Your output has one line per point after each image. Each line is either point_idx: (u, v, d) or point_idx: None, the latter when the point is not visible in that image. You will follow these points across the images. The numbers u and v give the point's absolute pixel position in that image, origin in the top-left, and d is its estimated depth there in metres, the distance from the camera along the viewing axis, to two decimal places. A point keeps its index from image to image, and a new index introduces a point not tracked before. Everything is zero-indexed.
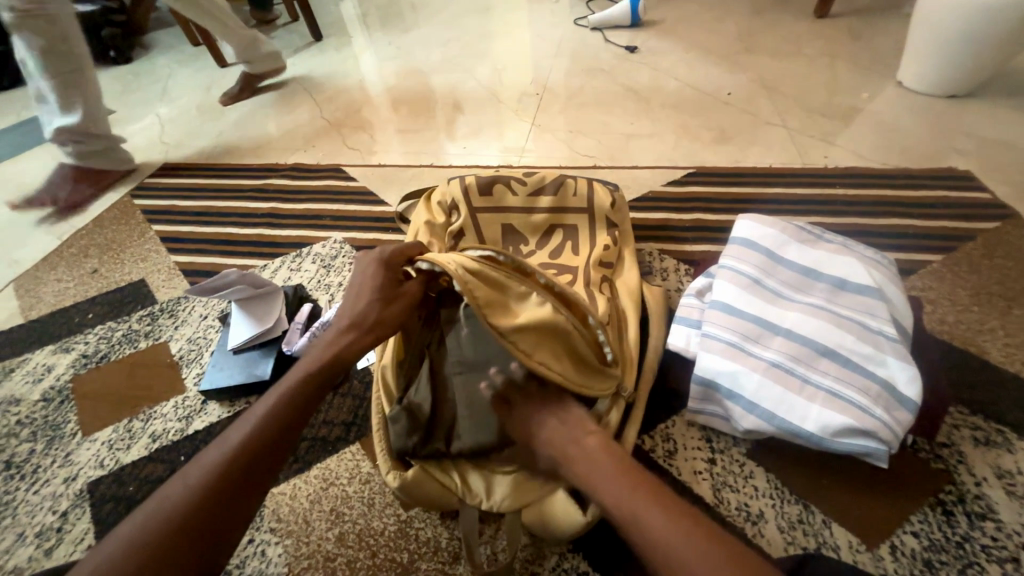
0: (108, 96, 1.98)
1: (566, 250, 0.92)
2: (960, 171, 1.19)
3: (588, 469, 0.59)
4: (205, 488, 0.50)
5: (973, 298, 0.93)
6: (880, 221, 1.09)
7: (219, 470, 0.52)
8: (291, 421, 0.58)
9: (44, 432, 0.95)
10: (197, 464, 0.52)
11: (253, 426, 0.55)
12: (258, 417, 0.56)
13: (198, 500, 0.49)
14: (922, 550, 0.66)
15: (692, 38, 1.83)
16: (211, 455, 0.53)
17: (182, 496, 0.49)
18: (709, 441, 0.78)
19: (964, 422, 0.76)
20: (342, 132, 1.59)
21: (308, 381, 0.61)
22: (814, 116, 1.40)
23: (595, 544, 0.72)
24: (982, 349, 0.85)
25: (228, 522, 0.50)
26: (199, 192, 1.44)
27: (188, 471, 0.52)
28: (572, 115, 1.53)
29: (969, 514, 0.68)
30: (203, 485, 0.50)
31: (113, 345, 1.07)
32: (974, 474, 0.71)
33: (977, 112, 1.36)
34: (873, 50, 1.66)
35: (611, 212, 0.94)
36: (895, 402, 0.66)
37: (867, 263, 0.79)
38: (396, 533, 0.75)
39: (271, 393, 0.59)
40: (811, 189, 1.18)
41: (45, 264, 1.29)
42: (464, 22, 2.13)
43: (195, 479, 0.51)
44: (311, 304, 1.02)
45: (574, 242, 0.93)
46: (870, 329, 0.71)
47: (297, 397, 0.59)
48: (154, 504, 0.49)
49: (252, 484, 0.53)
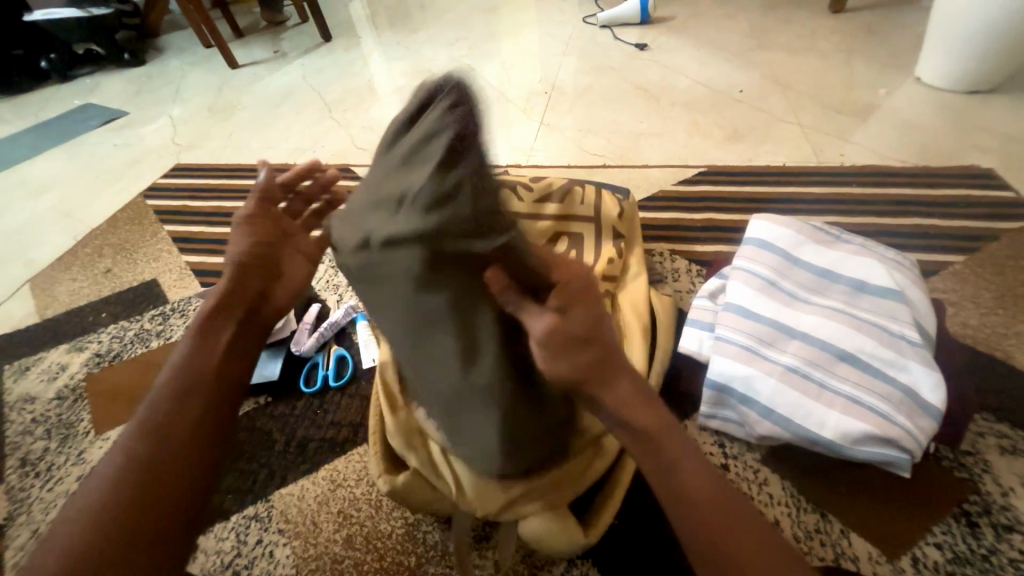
0: (122, 97, 2.01)
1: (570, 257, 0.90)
2: (981, 169, 1.15)
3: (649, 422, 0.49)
4: (135, 474, 0.48)
5: (998, 300, 0.89)
6: (898, 221, 1.06)
7: (142, 455, 0.50)
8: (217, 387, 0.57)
9: (57, 430, 0.96)
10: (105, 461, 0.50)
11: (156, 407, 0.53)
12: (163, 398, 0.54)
13: (126, 485, 0.47)
14: (945, 562, 0.64)
15: (703, 34, 1.80)
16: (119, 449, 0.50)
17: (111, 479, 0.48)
18: (722, 447, 0.76)
19: (989, 430, 0.74)
20: (351, 132, 1.59)
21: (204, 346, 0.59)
22: (829, 114, 1.37)
23: (604, 551, 0.71)
24: (1007, 353, 0.82)
25: (177, 490, 0.49)
26: (210, 192, 1.45)
27: (101, 466, 0.49)
28: (581, 113, 1.51)
29: (995, 526, 0.66)
30: (126, 471, 0.48)
31: (125, 344, 1.08)
32: (1001, 484, 0.69)
33: (999, 108, 1.32)
34: (890, 45, 1.62)
35: (617, 223, 0.92)
36: (918, 410, 0.64)
37: (888, 264, 0.76)
38: (404, 536, 0.74)
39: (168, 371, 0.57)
40: (826, 188, 1.16)
41: (60, 264, 1.31)
42: (472, 21, 2.13)
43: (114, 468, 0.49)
44: (319, 305, 1.03)
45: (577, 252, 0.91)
46: (891, 333, 0.69)
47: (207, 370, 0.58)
48: (73, 512, 0.46)
49: (187, 456, 0.51)
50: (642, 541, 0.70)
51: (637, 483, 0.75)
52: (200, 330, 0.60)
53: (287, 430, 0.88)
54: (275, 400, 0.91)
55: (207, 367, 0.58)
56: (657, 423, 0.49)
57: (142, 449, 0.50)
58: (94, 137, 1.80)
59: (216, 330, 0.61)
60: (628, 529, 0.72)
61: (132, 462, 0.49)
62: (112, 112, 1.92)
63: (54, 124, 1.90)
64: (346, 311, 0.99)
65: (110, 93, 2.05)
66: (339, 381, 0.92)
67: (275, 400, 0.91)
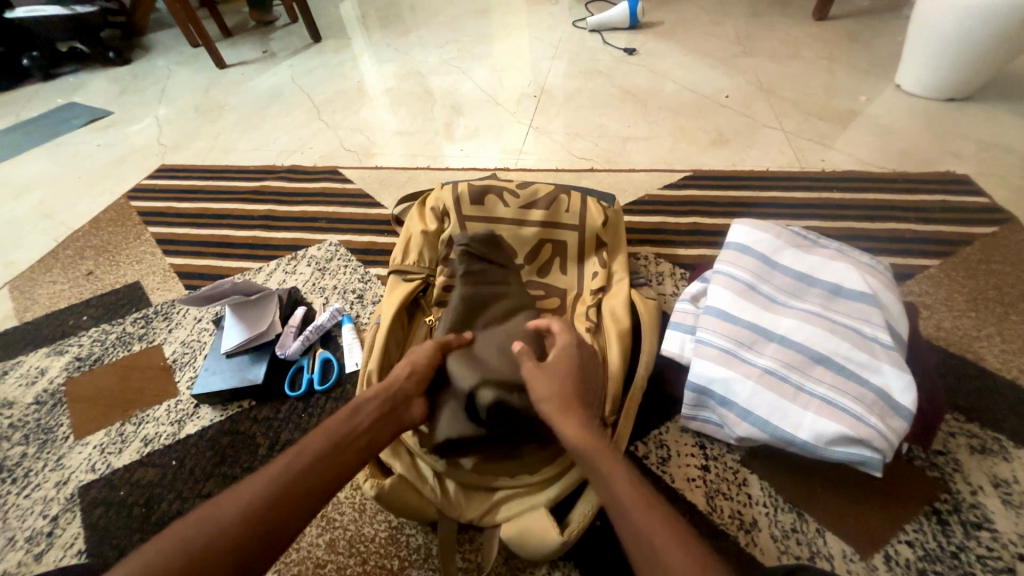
0: (107, 96, 1.98)
1: (555, 266, 0.92)
2: (957, 175, 1.18)
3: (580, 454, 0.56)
4: (251, 515, 0.50)
5: (971, 303, 0.92)
6: (876, 226, 1.08)
7: (259, 503, 0.51)
8: (341, 465, 0.57)
9: (36, 435, 0.95)
10: (228, 496, 0.51)
11: (293, 463, 0.55)
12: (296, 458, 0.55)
13: (239, 527, 0.49)
14: (917, 559, 0.66)
15: (691, 40, 1.82)
16: (261, 478, 0.53)
17: (229, 516, 0.49)
18: (702, 448, 0.78)
19: (960, 430, 0.76)
20: (340, 134, 1.59)
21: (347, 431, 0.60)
22: (811, 119, 1.40)
23: (586, 552, 0.71)
24: (979, 355, 0.84)
25: (265, 550, 0.49)
26: (195, 193, 1.44)
27: (238, 489, 0.52)
28: (569, 117, 1.53)
29: (965, 524, 0.68)
30: (238, 520, 0.49)
31: (107, 348, 1.07)
32: (970, 482, 0.71)
33: (974, 116, 1.35)
34: (872, 53, 1.65)
35: (602, 230, 0.92)
36: (890, 411, 0.65)
37: (862, 268, 0.78)
38: (387, 540, 0.74)
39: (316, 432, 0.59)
40: (808, 192, 1.18)
41: (40, 266, 1.28)
42: (463, 24, 2.13)
43: (241, 505, 0.50)
44: (304, 308, 1.03)
45: (562, 261, 0.92)
46: (865, 336, 0.71)
47: (357, 437, 0.60)
48: (187, 530, 0.48)
49: (288, 525, 0.51)
50: None
51: None
52: (357, 406, 0.63)
53: (271, 434, 0.89)
54: (259, 403, 0.93)
55: (334, 449, 0.58)
56: (587, 438, 0.57)
57: (274, 485, 0.52)
58: (77, 137, 1.77)
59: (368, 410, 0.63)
60: (610, 530, 0.72)
61: (255, 505, 0.51)
62: (96, 112, 1.89)
63: (36, 124, 1.86)
64: (331, 314, 1.00)
65: (95, 92, 2.02)
66: (324, 385, 0.93)
67: (260, 403, 0.93)
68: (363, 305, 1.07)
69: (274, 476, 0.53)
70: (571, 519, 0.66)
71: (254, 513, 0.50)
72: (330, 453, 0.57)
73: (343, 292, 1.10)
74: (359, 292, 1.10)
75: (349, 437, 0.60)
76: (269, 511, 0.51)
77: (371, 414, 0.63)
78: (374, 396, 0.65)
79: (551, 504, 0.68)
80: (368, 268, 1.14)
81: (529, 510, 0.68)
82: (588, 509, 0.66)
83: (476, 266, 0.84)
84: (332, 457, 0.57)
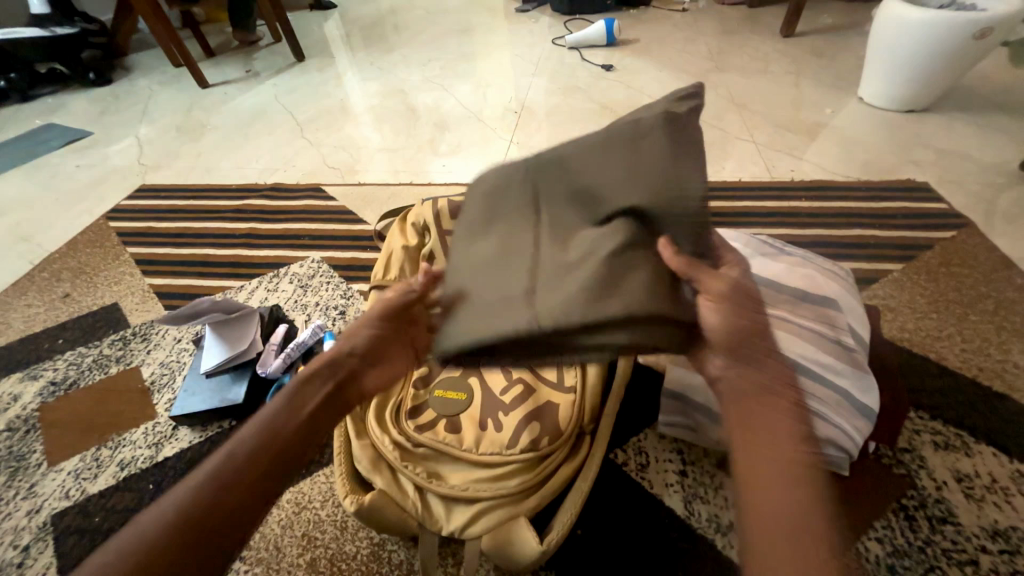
0: (87, 117, 1.97)
1: None
2: (917, 183, 1.24)
3: (756, 404, 0.48)
4: (177, 527, 0.45)
5: (932, 305, 0.96)
6: (843, 233, 1.13)
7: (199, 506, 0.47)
8: (282, 458, 0.52)
9: (7, 463, 0.93)
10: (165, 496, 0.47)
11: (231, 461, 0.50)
12: (230, 455, 0.50)
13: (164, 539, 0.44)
14: (886, 555, 0.67)
15: (665, 56, 1.89)
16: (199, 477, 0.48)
17: (156, 529, 0.45)
18: (680, 453, 0.80)
19: (924, 427, 0.79)
20: (323, 151, 1.61)
21: (287, 422, 0.55)
22: (781, 132, 1.45)
23: (566, 563, 0.72)
24: (940, 355, 0.88)
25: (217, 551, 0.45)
26: (176, 213, 1.44)
27: (163, 498, 0.47)
28: (549, 131, 1.57)
29: (931, 519, 0.70)
30: (179, 524, 0.45)
31: (82, 371, 1.05)
32: (935, 478, 0.73)
33: (932, 126, 1.42)
34: (836, 67, 1.73)
35: None
36: (855, 412, 0.68)
37: (825, 275, 0.81)
38: (369, 557, 0.74)
39: (252, 423, 0.54)
40: (778, 202, 1.22)
41: (15, 289, 1.26)
42: (446, 42, 2.18)
43: (165, 514, 0.46)
44: (286, 325, 1.03)
45: None
46: (829, 339, 0.74)
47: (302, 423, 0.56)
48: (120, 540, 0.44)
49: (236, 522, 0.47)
50: (605, 549, 0.72)
51: (599, 491, 0.78)
52: (302, 389, 0.58)
53: None
54: (239, 423, 0.93)
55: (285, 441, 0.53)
56: (772, 389, 0.49)
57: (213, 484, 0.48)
58: (55, 158, 1.76)
59: (312, 393, 0.58)
60: (591, 539, 0.73)
61: (182, 514, 0.46)
62: (76, 133, 1.88)
63: (12, 145, 1.85)
64: (313, 330, 1.00)
65: (75, 112, 2.01)
66: None
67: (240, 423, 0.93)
68: (346, 320, 1.07)
69: (201, 481, 0.48)
70: (552, 529, 0.67)
71: (190, 517, 0.46)
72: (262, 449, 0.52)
73: (325, 308, 1.10)
74: (341, 308, 1.10)
75: (285, 426, 0.54)
76: (205, 516, 0.46)
77: (319, 397, 0.59)
78: (317, 374, 0.60)
79: (533, 512, 0.68)
80: (350, 284, 1.15)
81: (511, 519, 0.67)
82: (567, 519, 0.67)
83: (680, 133, 0.60)
84: (277, 451, 0.52)
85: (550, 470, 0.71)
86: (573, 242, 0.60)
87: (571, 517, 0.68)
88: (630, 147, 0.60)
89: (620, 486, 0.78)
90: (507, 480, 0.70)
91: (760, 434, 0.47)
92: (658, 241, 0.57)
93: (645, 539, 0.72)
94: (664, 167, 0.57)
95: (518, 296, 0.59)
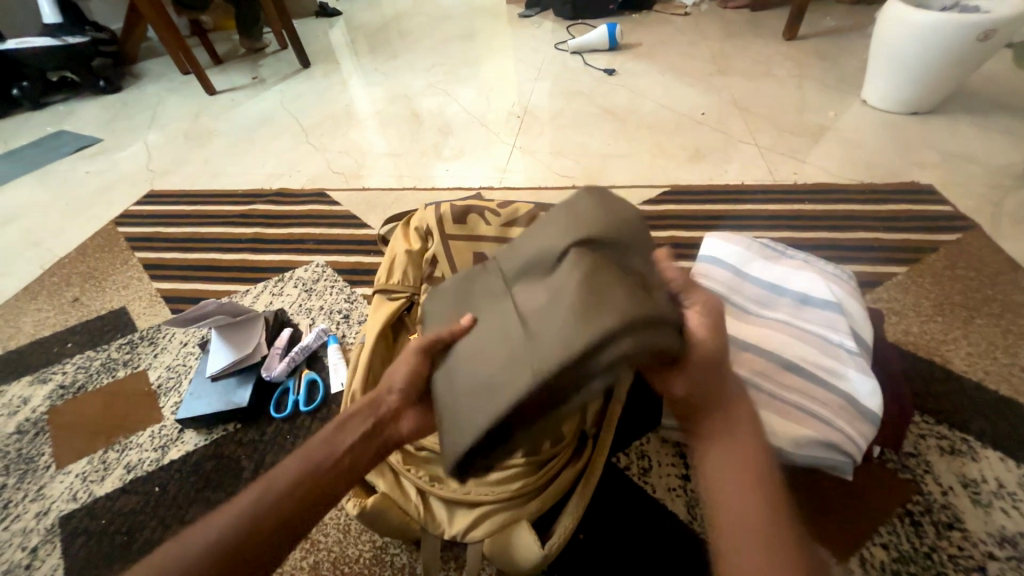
0: (97, 124, 2.01)
1: None
2: (922, 185, 1.23)
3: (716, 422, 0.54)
4: (215, 556, 0.47)
5: (937, 308, 0.95)
6: (847, 236, 1.12)
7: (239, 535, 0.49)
8: (320, 492, 0.53)
9: (17, 466, 0.94)
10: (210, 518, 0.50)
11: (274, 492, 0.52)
12: (272, 487, 0.52)
13: (200, 568, 0.47)
14: (891, 561, 0.67)
15: (668, 60, 1.90)
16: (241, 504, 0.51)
17: (199, 551, 0.48)
18: (683, 458, 0.80)
19: (930, 432, 0.78)
20: (328, 157, 1.62)
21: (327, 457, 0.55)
22: (784, 134, 1.45)
23: (568, 567, 0.71)
24: (946, 358, 0.87)
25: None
26: (184, 218, 1.46)
27: (208, 519, 0.50)
28: (552, 136, 1.58)
29: (937, 524, 0.69)
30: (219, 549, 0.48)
31: (91, 375, 1.07)
32: (941, 483, 0.73)
33: (937, 128, 1.42)
34: (839, 70, 1.73)
35: None
36: (859, 415, 0.68)
37: (828, 278, 0.81)
38: (371, 560, 0.74)
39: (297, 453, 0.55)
40: (781, 205, 1.22)
41: (25, 294, 1.28)
42: (449, 48, 2.20)
43: (210, 538, 0.48)
44: (291, 329, 1.04)
45: None
46: (832, 343, 0.73)
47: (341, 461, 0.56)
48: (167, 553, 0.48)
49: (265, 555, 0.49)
50: (607, 553, 0.72)
51: (601, 495, 0.78)
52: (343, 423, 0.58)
53: (256, 455, 0.89)
54: (243, 426, 0.93)
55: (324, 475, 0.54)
56: (729, 409, 0.55)
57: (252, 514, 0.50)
58: (66, 164, 1.79)
59: (352, 429, 0.58)
60: (593, 543, 0.73)
61: (219, 544, 0.48)
62: (86, 139, 1.91)
63: (24, 152, 1.88)
64: (317, 335, 1.01)
65: (85, 119, 2.05)
66: (310, 406, 0.94)
67: (244, 426, 0.93)
68: (349, 324, 1.08)
69: (245, 509, 0.50)
70: (554, 532, 0.67)
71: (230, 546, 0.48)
72: (304, 480, 0.53)
73: (329, 312, 1.11)
74: (345, 312, 1.11)
75: (327, 458, 0.55)
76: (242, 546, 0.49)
77: (354, 433, 0.57)
78: (356, 412, 0.59)
79: (534, 516, 0.68)
80: (354, 288, 1.16)
81: (513, 523, 0.67)
82: (570, 523, 0.67)
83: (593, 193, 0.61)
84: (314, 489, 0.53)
85: (552, 473, 0.71)
86: (541, 290, 0.56)
87: (573, 521, 0.67)
88: (539, 221, 0.62)
89: (622, 490, 0.78)
90: (510, 483, 0.70)
91: (722, 445, 0.52)
92: (616, 254, 0.56)
93: (647, 544, 0.72)
94: (595, 217, 0.58)
95: (506, 362, 0.52)
